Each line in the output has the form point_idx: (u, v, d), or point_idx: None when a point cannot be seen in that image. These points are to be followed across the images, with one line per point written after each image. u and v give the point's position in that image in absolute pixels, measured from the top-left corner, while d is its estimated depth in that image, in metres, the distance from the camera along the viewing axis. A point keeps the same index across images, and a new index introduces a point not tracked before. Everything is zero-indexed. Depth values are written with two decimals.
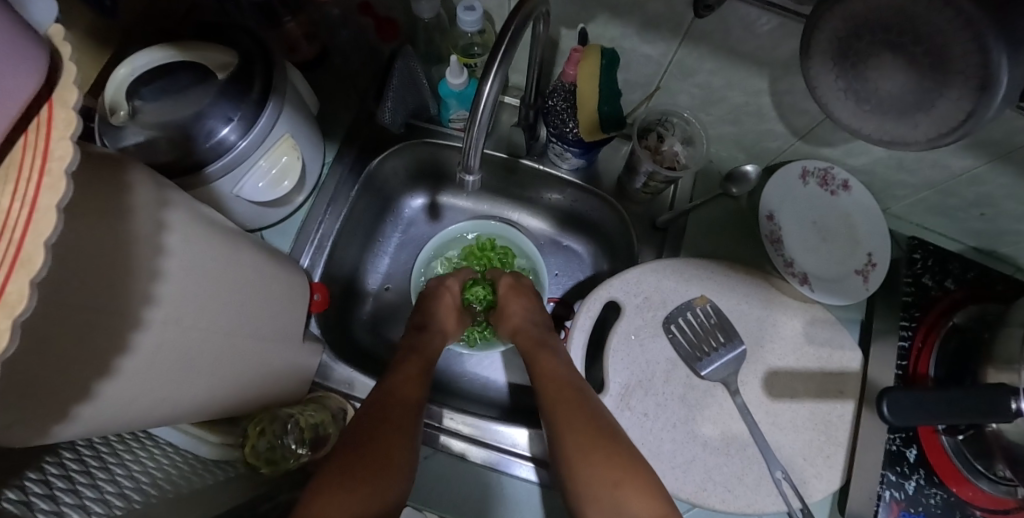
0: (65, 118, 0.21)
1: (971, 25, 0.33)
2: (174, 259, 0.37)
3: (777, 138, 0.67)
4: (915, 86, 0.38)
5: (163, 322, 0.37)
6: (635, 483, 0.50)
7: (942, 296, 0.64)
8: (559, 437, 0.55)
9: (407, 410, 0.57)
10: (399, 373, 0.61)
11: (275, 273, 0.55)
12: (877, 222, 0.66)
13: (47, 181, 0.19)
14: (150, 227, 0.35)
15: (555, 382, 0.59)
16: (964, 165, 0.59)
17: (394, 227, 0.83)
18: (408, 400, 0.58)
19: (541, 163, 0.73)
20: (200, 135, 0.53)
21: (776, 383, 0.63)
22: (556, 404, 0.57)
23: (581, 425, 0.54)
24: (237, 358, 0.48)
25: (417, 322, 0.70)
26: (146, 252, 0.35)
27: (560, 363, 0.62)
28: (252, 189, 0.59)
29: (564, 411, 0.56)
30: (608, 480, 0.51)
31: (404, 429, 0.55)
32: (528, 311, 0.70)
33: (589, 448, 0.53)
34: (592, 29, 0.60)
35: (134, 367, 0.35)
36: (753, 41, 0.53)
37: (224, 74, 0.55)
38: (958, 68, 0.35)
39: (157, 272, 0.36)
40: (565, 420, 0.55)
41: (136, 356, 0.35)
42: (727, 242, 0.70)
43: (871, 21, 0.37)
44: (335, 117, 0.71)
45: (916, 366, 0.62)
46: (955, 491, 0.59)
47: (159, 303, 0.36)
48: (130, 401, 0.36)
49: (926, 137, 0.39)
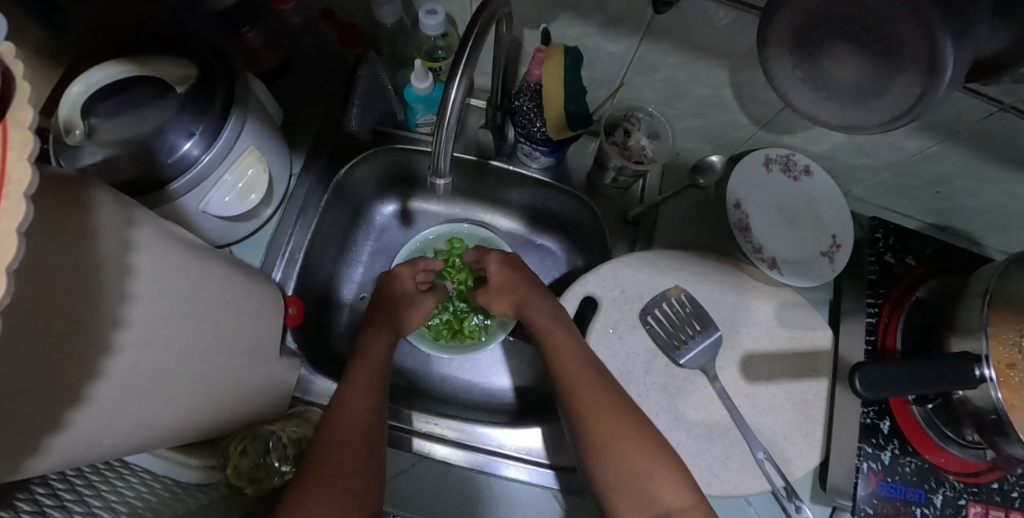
0: (20, 138, 0.19)
1: (919, 12, 0.34)
2: (143, 280, 0.37)
3: (741, 128, 0.68)
4: (869, 74, 0.39)
5: (136, 345, 0.36)
6: (663, 468, 0.50)
7: (905, 273, 0.67)
8: (588, 429, 0.54)
9: (354, 422, 0.55)
10: (349, 387, 0.59)
11: (248, 287, 0.54)
12: (839, 204, 0.68)
13: (3, 204, 0.18)
14: (117, 248, 0.35)
15: (576, 369, 0.57)
16: (919, 146, 0.64)
17: (366, 235, 0.80)
18: (359, 413, 0.56)
19: (510, 164, 0.71)
20: (162, 150, 0.52)
21: (753, 365, 0.65)
22: (577, 391, 0.56)
23: (610, 412, 0.54)
24: (215, 376, 0.47)
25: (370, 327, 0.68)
26: (112, 274, 0.34)
27: (576, 344, 0.60)
28: (219, 203, 0.58)
29: (593, 401, 0.54)
30: (637, 466, 0.51)
31: (358, 444, 0.53)
32: (533, 291, 0.68)
33: (619, 437, 0.52)
34: (555, 28, 0.61)
35: (107, 394, 0.34)
36: (712, 35, 0.55)
37: (184, 87, 0.55)
38: (909, 53, 0.36)
39: (127, 293, 0.35)
40: (593, 406, 0.54)
41: (109, 381, 0.34)
42: (699, 233, 0.71)
43: (824, 12, 0.38)
44: (301, 127, 0.70)
45: (884, 341, 0.65)
46: (928, 459, 0.63)
47: (129, 325, 0.35)
48: (107, 429, 0.35)
49: (879, 121, 0.40)
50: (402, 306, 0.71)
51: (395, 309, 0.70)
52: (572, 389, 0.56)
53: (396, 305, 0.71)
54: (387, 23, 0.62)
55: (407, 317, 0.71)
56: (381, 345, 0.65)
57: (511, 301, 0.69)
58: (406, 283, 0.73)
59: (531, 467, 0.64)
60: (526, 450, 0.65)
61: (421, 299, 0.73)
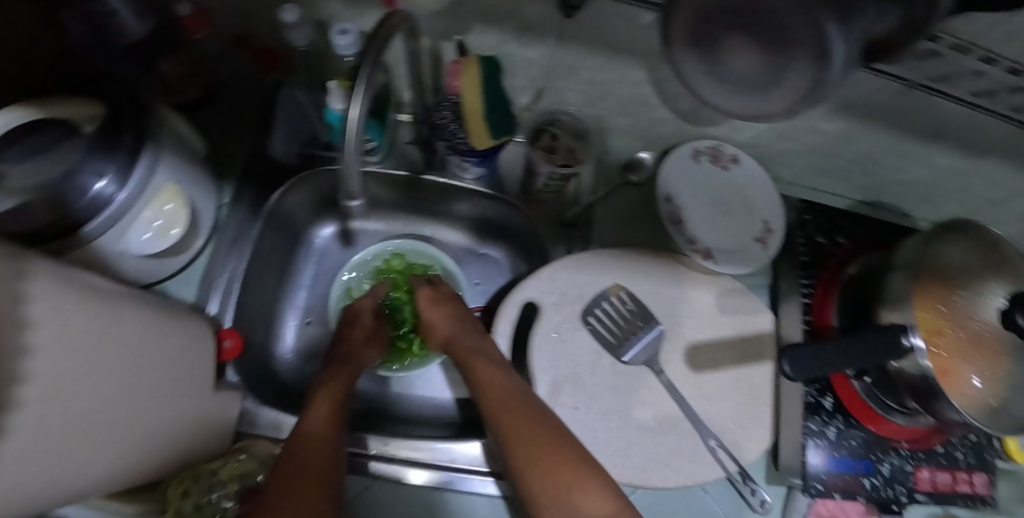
0: None
1: None
2: (41, 332, 0.35)
3: (667, 124, 0.70)
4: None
5: (39, 400, 0.34)
6: (582, 479, 0.50)
7: (835, 251, 0.69)
8: (512, 450, 0.54)
9: (313, 449, 0.52)
10: (309, 412, 0.57)
11: (168, 325, 0.52)
12: (767, 190, 0.70)
13: None
14: (13, 301, 0.33)
15: (496, 391, 0.58)
16: (837, 126, 0.66)
17: (307, 260, 0.79)
18: (315, 436, 0.53)
19: (443, 176, 0.71)
20: (74, 192, 0.50)
21: (697, 355, 0.66)
22: (498, 412, 0.56)
23: (530, 429, 0.53)
24: (136, 421, 0.46)
25: (330, 361, 0.66)
26: (12, 328, 0.32)
27: (498, 367, 0.60)
28: (139, 242, 0.56)
29: (514, 420, 0.55)
30: (557, 480, 0.50)
31: (317, 471, 0.50)
32: (462, 319, 0.67)
33: (539, 453, 0.52)
34: (470, 40, 0.61)
35: (14, 455, 0.32)
36: (624, 34, 0.56)
37: (92, 126, 0.54)
38: None
39: (26, 348, 0.33)
40: (515, 425, 0.54)
41: (14, 441, 0.32)
42: (636, 228, 0.72)
43: None
44: (229, 157, 0.70)
45: (820, 319, 0.66)
46: (873, 430, 0.65)
47: (32, 380, 0.34)
48: (14, 492, 0.33)
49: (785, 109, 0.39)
50: (359, 339, 0.69)
51: (353, 343, 0.68)
52: (494, 411, 0.56)
53: (356, 337, 0.69)
54: (301, 47, 0.61)
55: (365, 349, 0.69)
56: (343, 376, 0.62)
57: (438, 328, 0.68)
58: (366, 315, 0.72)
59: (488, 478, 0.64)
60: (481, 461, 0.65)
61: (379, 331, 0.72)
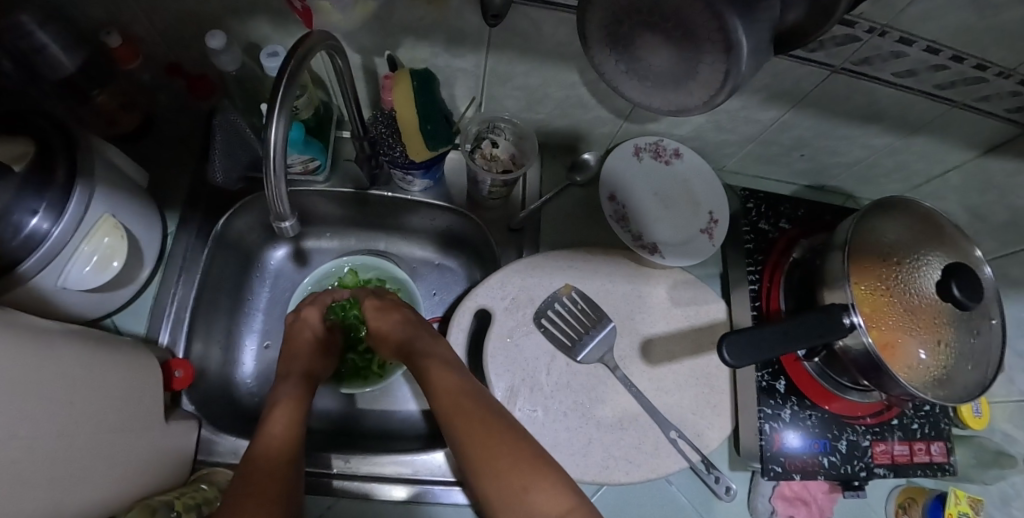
0: None
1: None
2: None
3: (606, 123, 0.71)
4: (678, 57, 0.40)
5: None
6: (538, 478, 0.49)
7: (779, 236, 0.70)
8: (468, 457, 0.53)
9: (272, 468, 0.51)
10: (265, 428, 0.57)
11: (110, 358, 0.52)
12: (710, 181, 0.71)
13: None
14: None
15: (450, 397, 0.57)
16: (770, 115, 0.68)
17: (262, 283, 0.79)
18: (274, 451, 0.54)
19: (390, 191, 0.71)
20: (7, 231, 0.50)
21: (652, 349, 0.67)
22: (452, 418, 0.55)
23: (484, 433, 0.53)
24: (78, 458, 0.45)
25: (284, 379, 0.65)
26: None
27: (453, 372, 0.60)
28: (78, 276, 0.56)
29: (468, 425, 0.54)
30: (512, 481, 0.49)
31: (275, 488, 0.49)
32: (414, 326, 0.67)
33: (494, 455, 0.51)
34: (403, 54, 0.62)
35: None
36: (551, 39, 0.57)
37: (20, 164, 0.54)
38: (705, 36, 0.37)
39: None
40: (469, 430, 0.54)
41: None
42: (586, 229, 0.73)
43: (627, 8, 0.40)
44: (170, 185, 0.69)
45: (768, 304, 0.67)
46: (828, 409, 0.67)
47: None
48: None
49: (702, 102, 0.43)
50: (314, 356, 0.69)
51: (308, 359, 0.68)
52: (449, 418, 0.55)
53: (304, 353, 0.68)
54: (232, 71, 0.60)
55: (317, 363, 0.69)
56: (297, 394, 0.63)
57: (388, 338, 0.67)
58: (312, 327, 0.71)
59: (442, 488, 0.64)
60: (438, 471, 0.66)
61: (329, 342, 0.72)
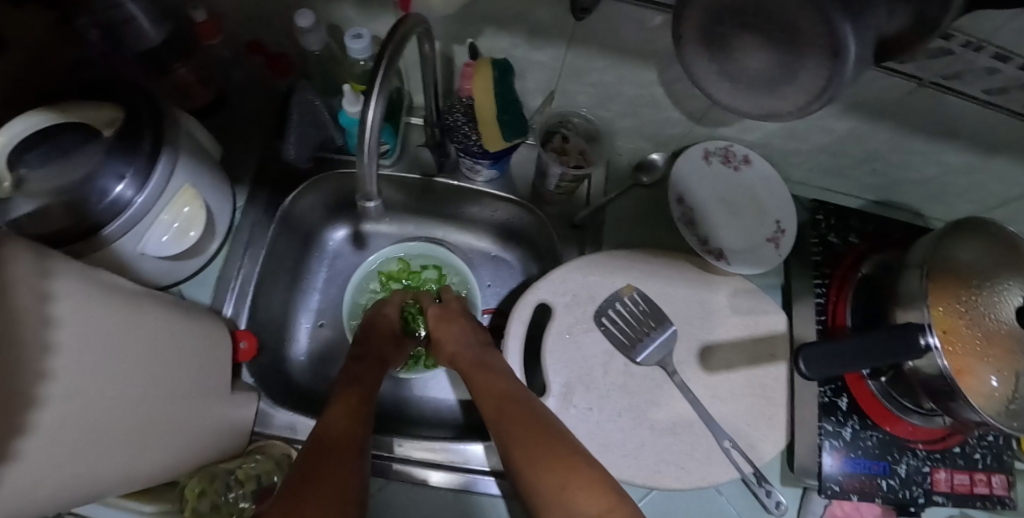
0: None
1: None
2: (66, 329, 0.36)
3: (676, 125, 0.70)
4: (773, 62, 0.39)
5: (63, 397, 0.36)
6: (579, 479, 0.49)
7: (848, 251, 0.69)
8: (510, 456, 0.52)
9: (342, 444, 0.51)
10: (331, 412, 0.56)
11: (189, 325, 0.53)
12: (779, 190, 0.70)
13: None
14: (35, 300, 0.34)
15: (494, 397, 0.57)
16: (848, 126, 0.66)
17: (320, 262, 0.80)
18: (344, 427, 0.54)
19: (455, 179, 0.72)
20: (93, 196, 0.52)
21: (710, 356, 0.66)
22: (497, 417, 0.56)
23: (528, 432, 0.53)
24: (156, 421, 0.47)
25: (358, 358, 0.66)
26: (33, 326, 0.34)
27: (497, 375, 0.60)
28: (156, 245, 0.57)
29: (511, 424, 0.54)
30: (554, 481, 0.49)
31: (344, 460, 0.49)
32: (467, 329, 0.68)
33: (535, 454, 0.51)
34: (482, 43, 0.61)
35: (36, 447, 0.34)
36: (634, 36, 0.56)
37: (110, 131, 0.55)
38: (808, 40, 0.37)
39: (49, 345, 0.35)
40: (512, 429, 0.54)
41: (36, 437, 0.34)
42: (647, 230, 0.72)
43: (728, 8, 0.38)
44: (242, 161, 0.70)
45: (834, 319, 0.66)
46: (888, 430, 0.65)
47: (54, 377, 0.35)
48: (38, 481, 0.35)
49: (795, 107, 0.42)
50: (386, 343, 0.70)
51: (382, 345, 0.69)
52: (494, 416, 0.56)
53: (379, 339, 0.69)
54: (315, 51, 0.61)
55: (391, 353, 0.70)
56: (371, 375, 0.63)
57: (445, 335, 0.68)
58: (393, 320, 0.73)
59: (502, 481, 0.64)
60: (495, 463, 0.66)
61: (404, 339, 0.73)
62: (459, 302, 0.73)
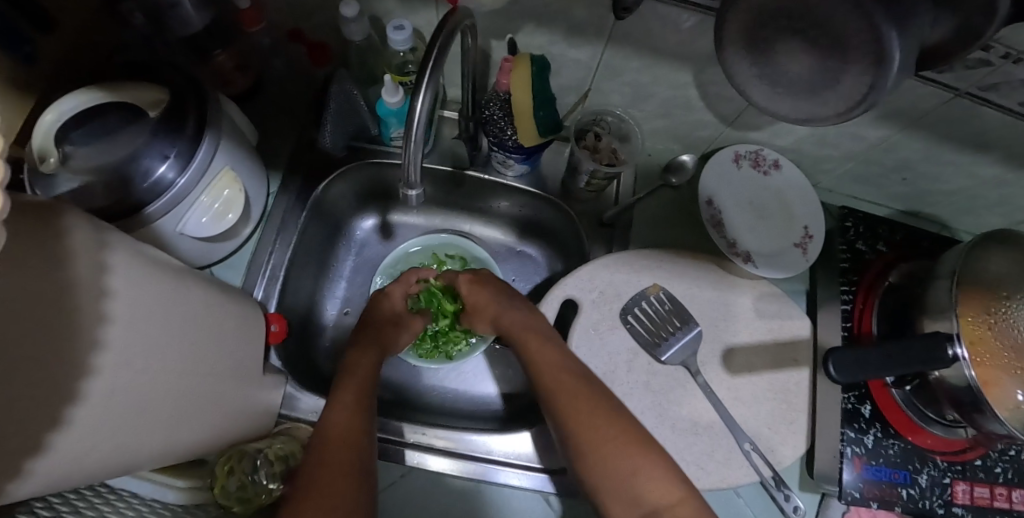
0: None
1: (861, 5, 0.34)
2: (120, 301, 0.37)
3: (708, 127, 0.70)
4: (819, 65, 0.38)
5: (114, 368, 0.36)
6: (648, 464, 0.51)
7: (876, 258, 0.69)
8: (573, 435, 0.54)
9: (344, 444, 0.52)
10: (333, 404, 0.57)
11: (227, 305, 0.54)
12: (808, 196, 0.70)
13: None
14: (92, 270, 0.35)
15: (555, 374, 0.58)
16: (881, 135, 0.66)
17: (347, 251, 0.82)
18: (344, 423, 0.55)
19: (486, 173, 0.73)
20: (137, 175, 0.52)
21: (733, 358, 0.66)
22: (558, 394, 0.57)
23: (593, 413, 0.54)
24: (196, 395, 0.47)
25: (358, 346, 0.66)
26: (89, 295, 0.34)
27: (555, 349, 0.61)
28: (196, 224, 0.58)
29: (576, 403, 0.55)
30: (624, 465, 0.51)
31: (347, 466, 0.50)
32: (505, 300, 0.68)
33: (603, 436, 0.53)
34: (520, 39, 0.62)
35: (87, 417, 0.34)
36: (673, 37, 0.56)
37: (156, 112, 0.56)
38: (854, 45, 0.36)
39: (103, 316, 0.35)
40: (577, 410, 0.55)
41: (87, 405, 0.34)
42: (674, 231, 0.73)
43: (773, 9, 0.38)
44: (277, 147, 0.72)
45: (860, 326, 0.66)
46: (911, 440, 0.64)
47: (107, 347, 0.36)
48: (86, 452, 0.35)
49: (835, 112, 0.40)
50: (385, 327, 0.70)
51: (381, 331, 0.69)
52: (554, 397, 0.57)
53: (379, 326, 0.70)
54: (357, 40, 0.62)
55: (393, 336, 0.70)
56: (370, 363, 0.64)
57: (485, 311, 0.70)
58: (398, 301, 0.73)
59: (524, 472, 0.64)
60: (514, 455, 0.66)
61: (406, 317, 0.74)
62: (487, 271, 0.74)
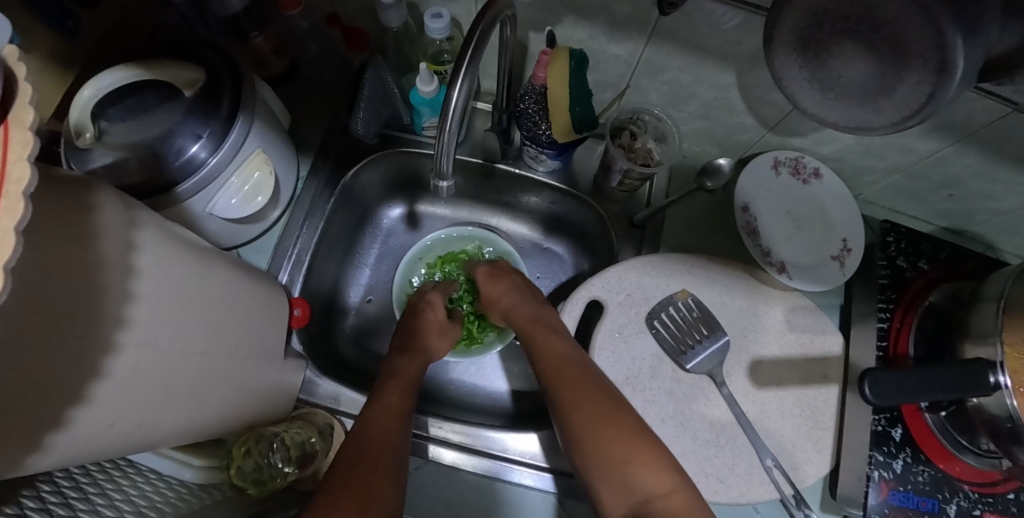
0: (20, 140, 0.19)
1: (927, 10, 0.31)
2: (147, 280, 0.36)
3: (748, 131, 0.68)
4: (877, 73, 0.36)
5: (138, 345, 0.36)
6: (644, 457, 0.51)
7: (917, 277, 0.66)
8: (569, 423, 0.55)
9: (379, 445, 0.52)
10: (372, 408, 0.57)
11: (252, 288, 0.54)
12: (849, 207, 0.68)
13: (3, 204, 0.18)
14: (121, 248, 0.35)
15: (558, 364, 0.59)
16: (930, 148, 0.63)
17: (373, 238, 0.82)
18: (385, 424, 0.55)
19: (517, 167, 0.73)
20: (169, 154, 0.52)
21: (762, 371, 0.64)
22: (559, 383, 0.58)
23: (590, 402, 0.55)
24: (219, 376, 0.47)
25: (400, 349, 0.67)
26: (116, 273, 0.34)
27: (561, 342, 0.62)
28: (225, 205, 0.58)
29: (575, 392, 0.56)
30: (616, 454, 0.52)
31: (382, 468, 0.51)
32: (520, 294, 0.69)
33: (597, 428, 0.53)
34: (560, 31, 0.61)
35: (108, 393, 0.34)
36: (719, 37, 0.54)
37: (190, 92, 0.55)
38: (915, 51, 0.33)
39: (130, 294, 0.35)
40: (578, 402, 0.55)
41: (111, 382, 0.34)
42: (705, 235, 0.71)
43: (830, 10, 0.36)
44: (309, 131, 0.71)
45: (896, 346, 0.63)
46: (942, 468, 0.60)
47: (133, 325, 0.35)
48: (107, 428, 0.34)
49: (890, 122, 0.37)
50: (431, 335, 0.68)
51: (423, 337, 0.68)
52: (554, 390, 0.58)
53: (422, 327, 0.68)
54: (394, 27, 0.61)
55: (437, 343, 0.68)
56: (412, 369, 0.64)
57: (500, 298, 0.70)
58: (438, 309, 0.71)
59: (535, 472, 0.63)
60: (529, 455, 0.65)
61: (449, 328, 0.70)
62: (502, 263, 0.74)
